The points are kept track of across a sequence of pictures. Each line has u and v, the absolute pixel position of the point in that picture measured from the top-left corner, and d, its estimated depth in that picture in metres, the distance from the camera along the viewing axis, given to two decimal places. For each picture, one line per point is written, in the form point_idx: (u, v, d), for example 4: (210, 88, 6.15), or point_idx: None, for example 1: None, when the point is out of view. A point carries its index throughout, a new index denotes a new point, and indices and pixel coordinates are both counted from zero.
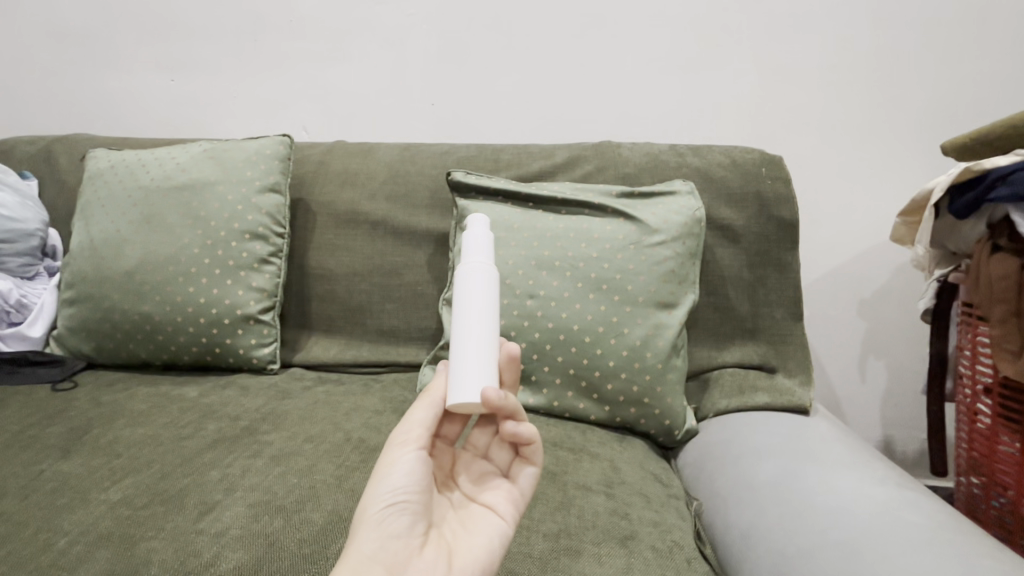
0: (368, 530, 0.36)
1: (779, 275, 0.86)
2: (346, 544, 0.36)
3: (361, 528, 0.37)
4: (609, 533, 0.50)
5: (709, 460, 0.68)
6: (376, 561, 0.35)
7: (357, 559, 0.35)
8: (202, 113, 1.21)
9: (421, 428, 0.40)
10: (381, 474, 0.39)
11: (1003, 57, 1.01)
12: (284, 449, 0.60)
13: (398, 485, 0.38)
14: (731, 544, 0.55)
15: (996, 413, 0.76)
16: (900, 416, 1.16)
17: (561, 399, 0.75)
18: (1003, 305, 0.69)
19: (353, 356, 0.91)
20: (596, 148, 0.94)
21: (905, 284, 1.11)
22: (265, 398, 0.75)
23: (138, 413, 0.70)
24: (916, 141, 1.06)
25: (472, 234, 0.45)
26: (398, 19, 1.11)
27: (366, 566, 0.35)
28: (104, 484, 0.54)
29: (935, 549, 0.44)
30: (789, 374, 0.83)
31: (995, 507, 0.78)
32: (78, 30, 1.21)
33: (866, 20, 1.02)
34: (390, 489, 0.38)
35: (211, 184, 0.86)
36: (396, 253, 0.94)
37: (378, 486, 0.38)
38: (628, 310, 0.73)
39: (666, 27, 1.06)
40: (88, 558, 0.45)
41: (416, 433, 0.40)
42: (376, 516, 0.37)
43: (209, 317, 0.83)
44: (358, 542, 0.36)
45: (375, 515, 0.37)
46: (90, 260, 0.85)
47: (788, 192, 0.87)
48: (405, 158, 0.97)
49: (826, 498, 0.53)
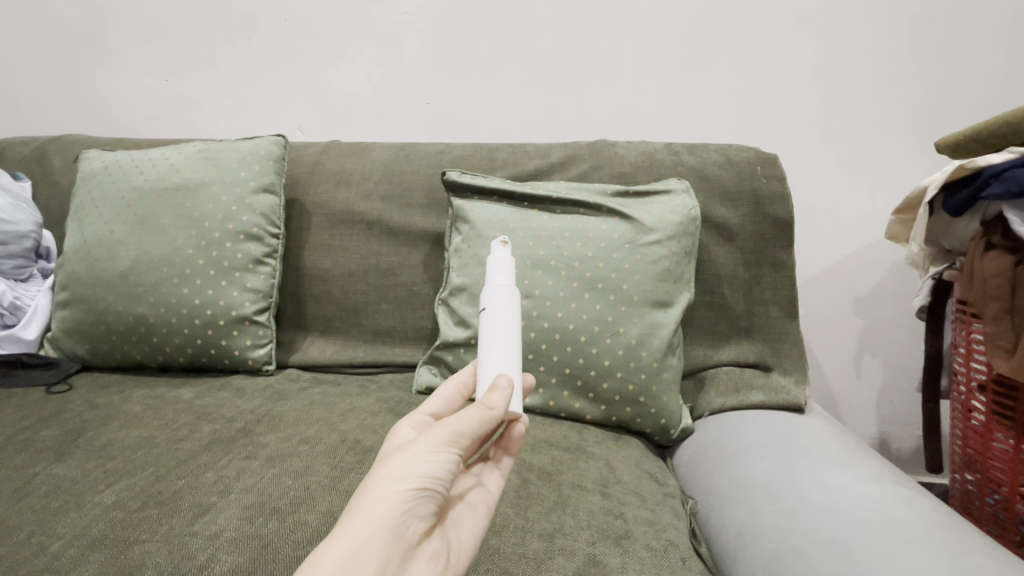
0: (395, 502, 0.34)
1: (774, 273, 0.86)
2: (364, 507, 0.34)
3: (386, 496, 0.34)
4: (604, 532, 0.50)
5: (704, 459, 0.68)
6: (393, 538, 0.34)
7: (378, 527, 0.33)
8: (196, 114, 1.21)
9: (468, 436, 0.38)
10: (422, 453, 0.37)
11: (998, 54, 1.01)
12: (279, 451, 0.60)
13: (436, 474, 0.37)
14: (726, 542, 0.55)
15: (990, 410, 0.76)
16: (895, 413, 1.17)
17: (557, 399, 0.75)
18: (997, 303, 0.69)
19: (349, 356, 0.91)
20: (591, 147, 0.94)
21: (901, 281, 1.12)
22: (260, 400, 0.75)
23: (132, 415, 0.70)
24: (911, 138, 1.06)
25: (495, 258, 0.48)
26: (393, 19, 1.10)
27: (384, 538, 0.33)
28: (98, 487, 0.54)
29: (927, 546, 0.44)
30: (784, 372, 0.83)
31: (989, 504, 0.78)
32: (71, 30, 1.20)
33: (862, 17, 1.02)
34: (428, 475, 0.36)
35: (205, 185, 0.86)
36: (392, 252, 0.93)
37: (416, 463, 0.36)
38: (624, 309, 0.73)
39: (661, 26, 1.05)
40: (82, 562, 0.45)
41: (467, 435, 0.38)
42: (407, 493, 0.35)
43: (205, 319, 0.83)
44: (382, 509, 0.34)
45: (405, 492, 0.35)
46: (84, 262, 0.85)
47: (783, 189, 0.87)
48: (400, 158, 0.97)
49: (821, 496, 0.53)
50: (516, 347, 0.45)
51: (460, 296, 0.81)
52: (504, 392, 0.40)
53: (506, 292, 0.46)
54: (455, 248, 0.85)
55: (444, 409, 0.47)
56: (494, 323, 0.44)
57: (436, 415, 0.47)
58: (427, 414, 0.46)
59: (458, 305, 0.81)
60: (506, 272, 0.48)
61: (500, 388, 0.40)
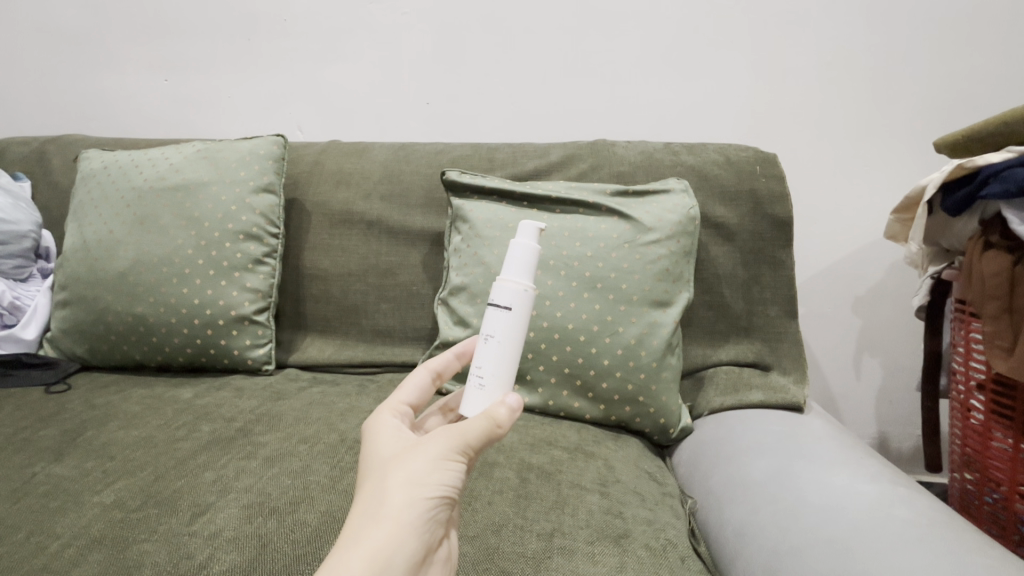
0: (417, 509, 0.34)
1: (773, 273, 0.86)
2: (385, 517, 0.33)
3: (408, 503, 0.34)
4: (603, 531, 0.51)
5: (703, 459, 0.68)
6: (415, 544, 0.34)
7: (401, 538, 0.33)
8: (197, 114, 1.21)
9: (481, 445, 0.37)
10: (438, 461, 0.36)
11: (996, 55, 1.01)
12: (278, 450, 0.60)
13: (451, 482, 0.36)
14: (725, 542, 0.55)
15: (989, 409, 0.76)
16: (894, 413, 1.17)
17: (556, 398, 0.75)
18: (995, 302, 0.69)
19: (348, 356, 0.91)
20: (590, 147, 0.94)
21: (900, 281, 1.12)
22: (259, 399, 0.75)
23: (131, 415, 0.70)
24: (909, 138, 1.06)
25: (518, 247, 0.46)
26: (393, 19, 1.11)
27: (406, 544, 0.33)
28: (97, 487, 0.54)
29: (925, 545, 0.44)
30: (783, 371, 0.83)
31: (989, 503, 0.78)
32: (71, 31, 1.20)
33: (860, 17, 1.02)
34: (447, 480, 0.36)
35: (205, 185, 0.86)
36: (391, 252, 0.93)
37: (437, 469, 0.35)
38: (623, 309, 0.73)
39: (660, 25, 1.06)
40: (81, 561, 0.45)
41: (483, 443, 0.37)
42: (429, 500, 0.34)
43: (204, 318, 0.83)
44: (406, 520, 0.33)
45: (427, 498, 0.34)
46: (84, 262, 0.85)
47: (783, 189, 0.87)
48: (399, 158, 0.97)
49: (819, 495, 0.53)
50: (514, 351, 0.44)
51: (459, 296, 0.81)
52: (512, 409, 0.38)
53: (518, 290, 0.44)
54: (454, 247, 0.85)
55: (420, 398, 0.46)
56: (495, 323, 0.44)
57: (412, 405, 0.46)
58: (406, 405, 0.45)
59: (457, 305, 0.81)
60: (522, 267, 0.45)
61: (508, 405, 0.37)
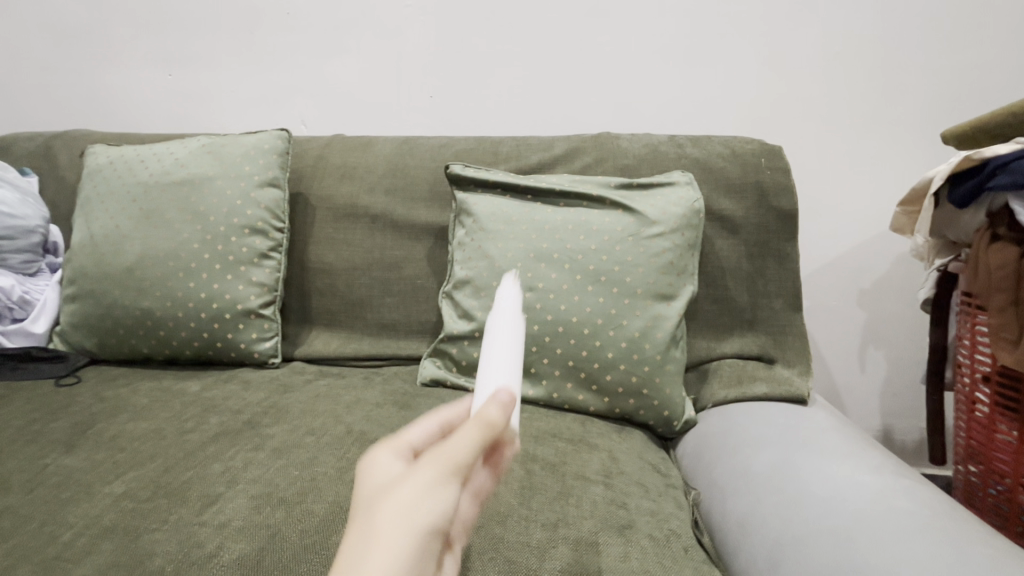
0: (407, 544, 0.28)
1: (778, 266, 0.86)
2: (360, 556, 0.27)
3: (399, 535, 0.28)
4: (607, 522, 0.51)
5: (707, 451, 0.68)
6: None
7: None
8: (202, 109, 1.21)
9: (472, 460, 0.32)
10: (426, 483, 0.30)
11: (1006, 45, 1.00)
12: (286, 442, 0.60)
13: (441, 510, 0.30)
14: (728, 532, 0.55)
15: (993, 401, 0.76)
16: (899, 406, 1.17)
17: (560, 391, 0.75)
18: (1001, 294, 0.69)
19: (354, 349, 0.92)
20: (595, 140, 0.94)
21: (906, 273, 1.11)
22: (266, 392, 0.76)
23: (140, 408, 0.71)
24: (917, 129, 1.05)
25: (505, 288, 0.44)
26: (396, 12, 1.10)
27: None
28: (108, 477, 0.55)
29: (928, 535, 0.45)
30: (787, 364, 0.83)
31: (992, 495, 0.79)
32: (75, 26, 1.20)
33: (868, 7, 1.01)
34: (438, 511, 0.30)
35: (210, 179, 0.86)
36: (396, 246, 0.94)
37: (426, 498, 0.30)
38: (627, 302, 0.73)
39: (665, 17, 1.05)
40: (94, 550, 0.45)
41: (475, 457, 0.32)
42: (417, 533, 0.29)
43: (211, 312, 0.84)
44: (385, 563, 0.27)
45: (414, 536, 0.29)
46: (91, 257, 0.86)
47: (788, 181, 0.86)
48: (404, 151, 0.97)
49: (823, 486, 0.53)
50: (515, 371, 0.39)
51: (463, 290, 0.81)
52: (502, 405, 0.34)
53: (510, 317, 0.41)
54: (458, 241, 0.85)
55: (425, 445, 0.38)
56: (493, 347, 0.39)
57: (416, 453, 0.37)
58: (411, 448, 0.36)
59: (461, 298, 0.81)
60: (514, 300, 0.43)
61: (498, 401, 0.34)
